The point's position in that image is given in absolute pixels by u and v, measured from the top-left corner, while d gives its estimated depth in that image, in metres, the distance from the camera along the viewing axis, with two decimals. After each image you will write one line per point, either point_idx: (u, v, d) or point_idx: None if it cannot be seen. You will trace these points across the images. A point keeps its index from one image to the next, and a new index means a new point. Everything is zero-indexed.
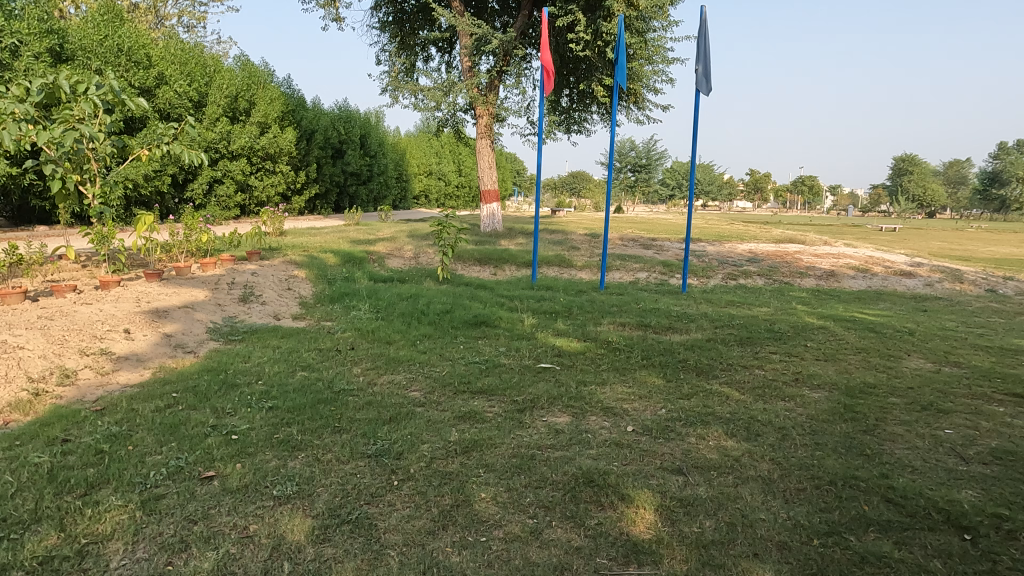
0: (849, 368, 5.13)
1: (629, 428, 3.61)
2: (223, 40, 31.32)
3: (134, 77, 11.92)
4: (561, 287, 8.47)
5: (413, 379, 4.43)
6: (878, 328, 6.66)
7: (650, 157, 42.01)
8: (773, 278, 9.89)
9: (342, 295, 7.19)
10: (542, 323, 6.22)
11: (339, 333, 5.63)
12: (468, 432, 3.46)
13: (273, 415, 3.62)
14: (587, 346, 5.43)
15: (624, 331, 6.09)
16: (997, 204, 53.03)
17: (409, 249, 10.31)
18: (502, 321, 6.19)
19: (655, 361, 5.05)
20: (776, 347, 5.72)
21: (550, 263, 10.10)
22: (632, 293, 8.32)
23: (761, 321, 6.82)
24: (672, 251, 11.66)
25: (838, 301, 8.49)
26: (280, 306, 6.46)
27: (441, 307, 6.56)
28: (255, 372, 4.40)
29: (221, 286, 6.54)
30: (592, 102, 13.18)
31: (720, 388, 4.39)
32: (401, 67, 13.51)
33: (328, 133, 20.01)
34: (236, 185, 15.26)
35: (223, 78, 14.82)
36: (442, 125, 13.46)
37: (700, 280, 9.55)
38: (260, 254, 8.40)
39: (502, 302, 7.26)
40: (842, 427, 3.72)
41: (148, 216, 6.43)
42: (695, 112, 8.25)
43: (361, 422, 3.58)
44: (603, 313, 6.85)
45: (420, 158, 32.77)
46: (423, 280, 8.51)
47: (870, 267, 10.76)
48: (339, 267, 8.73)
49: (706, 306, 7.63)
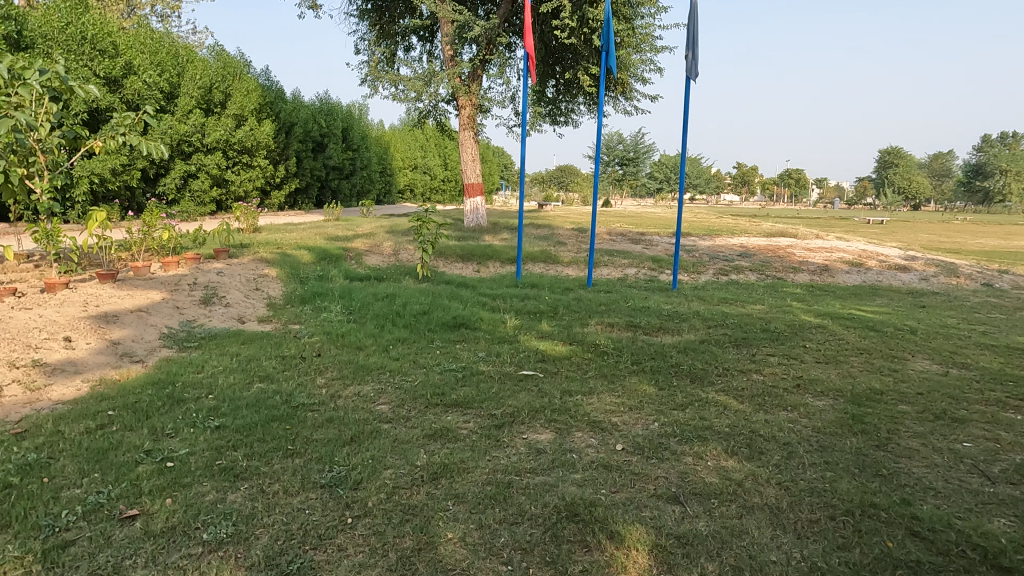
0: (852, 371, 4.80)
1: (619, 446, 3.25)
2: (200, 32, 30.64)
3: (98, 66, 11.36)
4: (547, 285, 8.09)
5: (382, 390, 4.04)
6: (879, 327, 6.33)
7: (638, 150, 41.64)
8: (766, 274, 9.57)
9: (314, 296, 6.76)
10: (526, 325, 5.85)
11: (306, 338, 5.22)
12: (438, 454, 3.08)
13: (219, 436, 3.21)
14: (573, 350, 5.06)
15: (612, 332, 5.73)
16: (981, 197, 53.23)
17: (389, 246, 9.88)
18: (482, 322, 5.81)
19: (646, 366, 4.69)
20: (772, 348, 5.39)
21: (536, 260, 9.72)
22: (620, 290, 7.96)
23: (755, 320, 6.48)
24: (661, 246, 11.32)
25: (834, 297, 8.18)
26: (245, 309, 6.03)
27: (418, 308, 6.16)
28: (207, 384, 3.98)
29: (181, 287, 6.11)
30: (578, 93, 12.80)
31: (716, 397, 4.04)
32: (380, 57, 13.06)
33: (308, 126, 19.49)
34: (211, 180, 14.71)
35: (195, 68, 14.23)
36: (424, 116, 13.02)
37: (691, 276, 9.20)
38: (228, 252, 7.96)
39: (483, 301, 6.87)
40: (852, 442, 3.37)
41: (100, 213, 5.97)
42: (686, 101, 7.90)
43: (318, 443, 3.18)
44: (591, 313, 6.48)
45: (404, 152, 32.24)
46: (402, 278, 8.11)
47: (863, 261, 10.47)
48: (314, 265, 8.30)
49: (697, 304, 7.28)
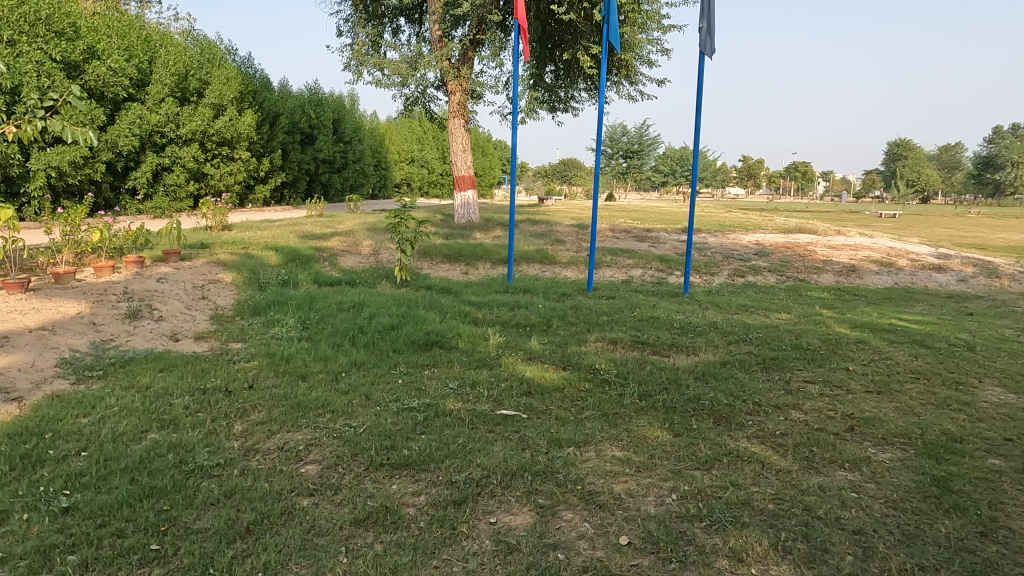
0: (915, 407, 3.85)
1: (623, 539, 2.30)
2: (183, 19, 29.80)
3: (55, 50, 10.41)
4: (542, 290, 7.16)
5: (315, 442, 3.10)
6: (929, 341, 5.38)
7: (642, 143, 40.58)
8: (786, 275, 8.63)
9: (269, 306, 5.82)
10: (512, 343, 4.90)
11: (242, 363, 4.29)
12: (364, 558, 2.15)
13: (63, 527, 2.27)
14: (566, 378, 4.11)
15: (614, 351, 4.79)
16: (992, 189, 51.86)
17: (368, 246, 8.96)
18: (459, 341, 4.87)
19: (657, 402, 3.74)
20: (807, 372, 4.46)
21: (531, 260, 8.76)
22: (624, 296, 7.02)
23: (783, 334, 5.52)
24: (669, 244, 10.35)
25: (867, 302, 7.22)
26: (182, 323, 5.12)
27: (385, 321, 5.23)
28: (88, 434, 3.05)
29: (107, 298, 5.18)
30: (579, 77, 11.86)
31: (752, 452, 3.09)
32: (366, 40, 12.02)
33: (294, 117, 18.59)
34: (187, 174, 13.80)
35: (168, 54, 13.28)
36: (412, 104, 12.05)
37: (703, 279, 8.24)
38: (180, 254, 7.06)
39: (466, 311, 5.94)
40: (948, 528, 2.43)
41: (6, 211, 4.99)
42: (699, 81, 6.93)
43: (198, 537, 2.24)
44: (590, 326, 5.55)
45: (400, 145, 31.31)
46: (378, 283, 7.19)
47: (891, 260, 9.47)
48: (279, 268, 7.39)
49: (713, 313, 6.33)
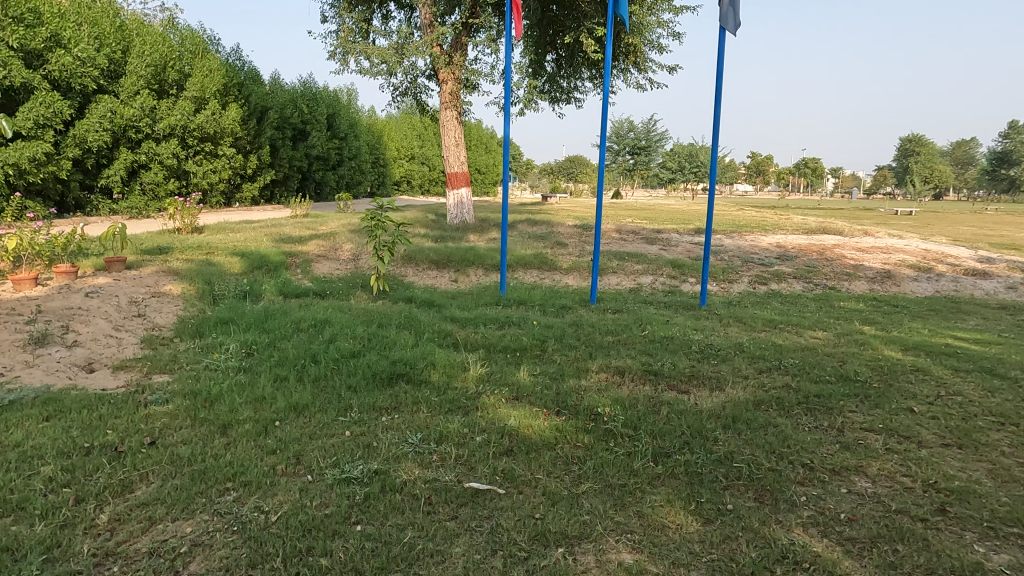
0: (1016, 471, 2.94)
1: None
2: (169, 9, 29.03)
3: (12, 37, 9.64)
4: (539, 302, 6.28)
5: (206, 541, 2.22)
6: (1001, 369, 4.47)
7: (650, 139, 39.57)
8: (814, 282, 7.72)
9: (215, 325, 4.97)
10: (496, 374, 4.01)
11: (156, 406, 3.42)
12: None
13: None
14: (561, 429, 3.22)
15: (622, 386, 3.91)
16: (1007, 185, 50.40)
17: (348, 250, 8.10)
18: (432, 373, 3.98)
19: (677, 466, 2.85)
20: (861, 417, 3.58)
21: (528, 266, 7.86)
22: (632, 309, 6.13)
23: (823, 360, 4.62)
24: (682, 247, 9.44)
25: (911, 315, 6.29)
26: (101, 349, 4.28)
27: (345, 345, 4.35)
28: None
29: (12, 320, 4.35)
30: (582, 65, 11.00)
31: (817, 558, 2.20)
32: (353, 26, 11.13)
33: (285, 112, 17.78)
34: (166, 172, 13.05)
35: (144, 42, 12.50)
36: (401, 95, 11.19)
37: (721, 287, 7.35)
38: (127, 261, 6.23)
39: (447, 330, 5.07)
40: None
41: None
42: (719, 63, 6.00)
43: None
44: (592, 349, 4.65)
45: (400, 141, 30.50)
46: (351, 294, 6.34)
47: (928, 265, 8.54)
48: (241, 278, 6.55)
49: (737, 331, 5.43)
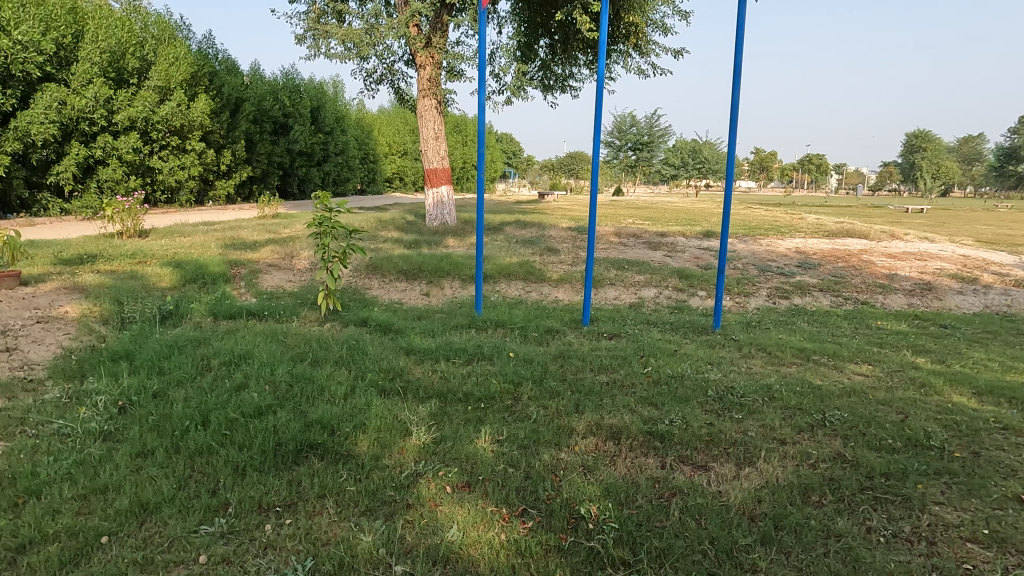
0: None
1: None
2: None
3: None
4: (520, 323, 5.24)
5: None
6: None
7: (653, 134, 38.49)
8: (843, 295, 6.67)
9: (102, 361, 3.91)
10: (447, 443, 2.96)
11: None
12: None
13: None
14: (524, 550, 2.16)
15: (614, 461, 2.84)
16: (1016, 182, 49.20)
17: (306, 259, 7.08)
18: (359, 441, 2.93)
19: None
20: (955, 516, 2.51)
21: (512, 276, 6.82)
22: (632, 334, 5.08)
23: (879, 412, 3.56)
24: (688, 254, 8.39)
25: (968, 340, 5.23)
26: None
27: (251, 398, 3.28)
28: None
29: None
30: (577, 48, 9.93)
31: None
32: (324, 7, 10.08)
33: (263, 104, 16.78)
34: (126, 168, 12.09)
35: (99, 26, 11.46)
36: (377, 83, 10.15)
37: (737, 302, 6.30)
38: (24, 277, 5.18)
39: (396, 366, 4.00)
40: None
41: None
42: (738, 34, 4.90)
43: None
44: (580, 397, 3.60)
45: (392, 136, 29.50)
46: (295, 314, 5.29)
47: (972, 275, 7.46)
48: (166, 294, 5.50)
49: (761, 365, 4.38)
